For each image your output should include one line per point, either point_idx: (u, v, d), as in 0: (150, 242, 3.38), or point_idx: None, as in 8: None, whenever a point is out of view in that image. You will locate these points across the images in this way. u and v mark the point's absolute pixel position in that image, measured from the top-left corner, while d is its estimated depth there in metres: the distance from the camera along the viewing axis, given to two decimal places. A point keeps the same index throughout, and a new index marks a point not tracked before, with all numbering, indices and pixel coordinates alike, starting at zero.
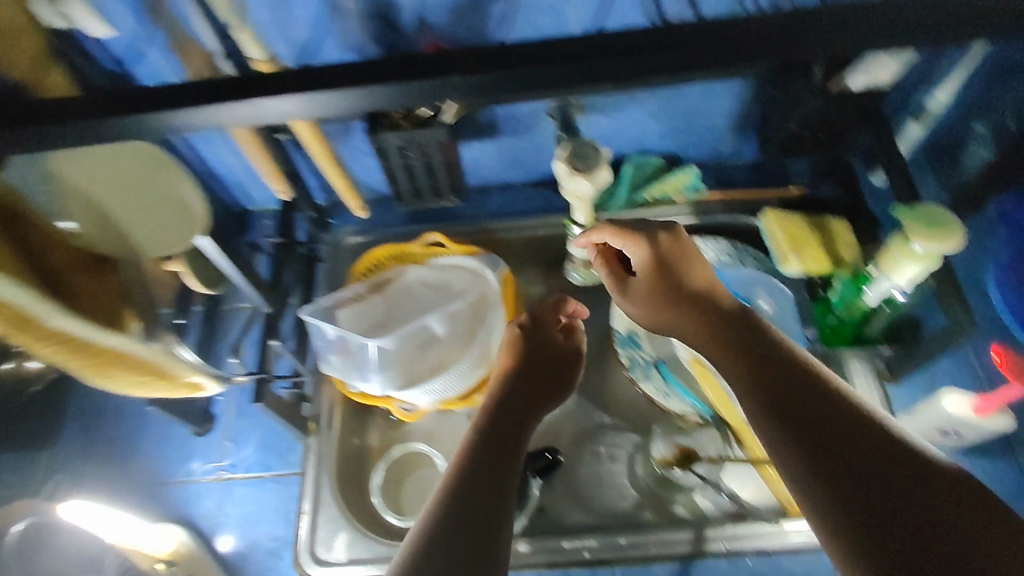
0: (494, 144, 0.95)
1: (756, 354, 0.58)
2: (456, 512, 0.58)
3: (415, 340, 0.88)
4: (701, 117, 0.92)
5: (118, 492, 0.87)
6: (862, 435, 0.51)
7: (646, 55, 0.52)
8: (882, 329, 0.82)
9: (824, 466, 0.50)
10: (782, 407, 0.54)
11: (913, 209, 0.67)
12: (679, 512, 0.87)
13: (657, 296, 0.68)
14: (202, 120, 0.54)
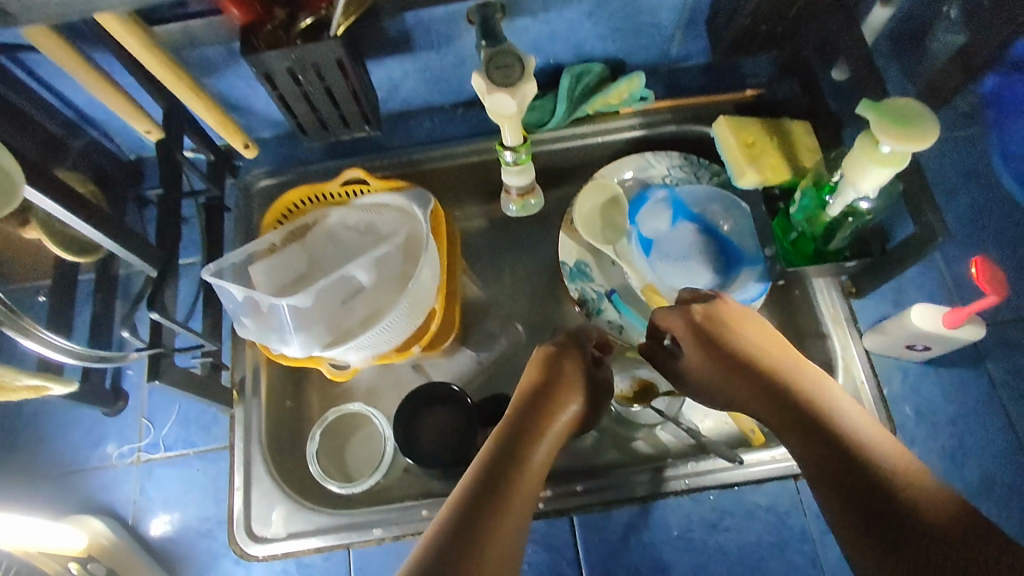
0: (410, 61, 0.82)
1: (794, 397, 0.58)
2: (459, 520, 0.52)
3: (337, 292, 0.80)
4: (642, 14, 0.80)
5: (28, 484, 0.79)
6: (914, 484, 0.49)
7: None
8: (845, 242, 0.74)
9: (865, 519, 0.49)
10: (819, 456, 0.53)
11: (882, 105, 0.59)
12: (640, 447, 0.82)
13: (712, 359, 0.65)
14: None
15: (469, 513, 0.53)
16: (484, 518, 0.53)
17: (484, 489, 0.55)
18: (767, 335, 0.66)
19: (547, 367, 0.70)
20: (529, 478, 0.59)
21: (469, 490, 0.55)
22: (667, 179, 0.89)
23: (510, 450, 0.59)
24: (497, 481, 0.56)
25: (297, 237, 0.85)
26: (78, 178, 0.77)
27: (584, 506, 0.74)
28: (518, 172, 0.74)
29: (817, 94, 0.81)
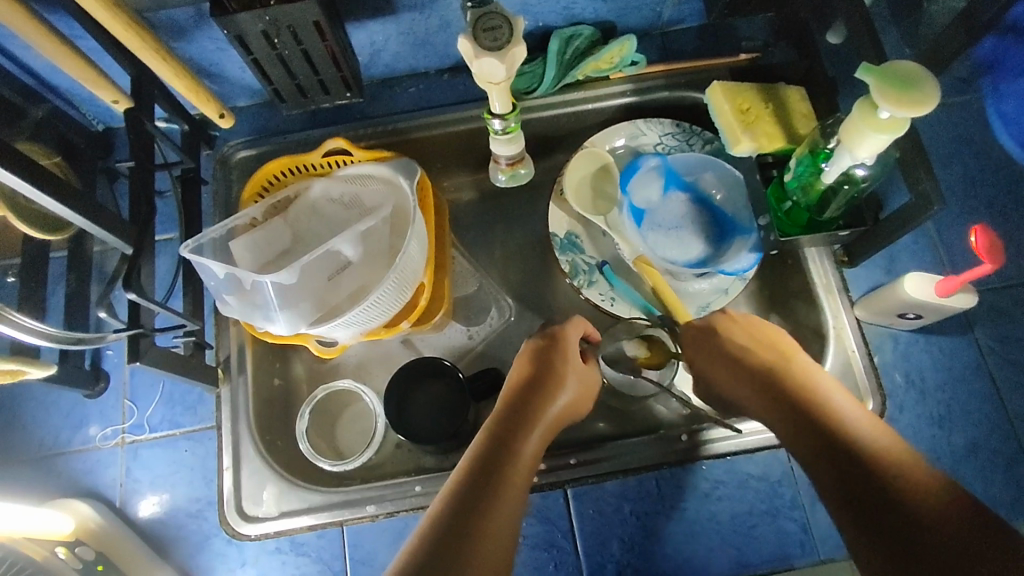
0: (392, 23, 0.79)
1: (790, 399, 0.58)
2: (445, 525, 0.53)
3: (323, 267, 0.77)
4: None
5: (8, 470, 0.77)
6: (915, 485, 0.49)
7: None
8: (839, 212, 0.73)
9: (864, 519, 0.49)
10: (818, 459, 0.54)
11: (883, 69, 0.57)
12: (632, 419, 0.82)
13: (716, 360, 0.66)
14: None
15: (458, 515, 0.53)
16: (474, 521, 0.53)
17: (471, 494, 0.55)
18: (763, 334, 0.66)
19: (534, 361, 0.69)
20: (518, 477, 0.58)
21: (455, 495, 0.55)
22: (659, 147, 0.87)
23: (498, 449, 0.59)
24: (488, 482, 0.56)
25: (280, 210, 0.83)
26: (43, 152, 0.73)
27: (577, 478, 0.76)
28: (507, 141, 0.71)
29: (814, 58, 0.79)
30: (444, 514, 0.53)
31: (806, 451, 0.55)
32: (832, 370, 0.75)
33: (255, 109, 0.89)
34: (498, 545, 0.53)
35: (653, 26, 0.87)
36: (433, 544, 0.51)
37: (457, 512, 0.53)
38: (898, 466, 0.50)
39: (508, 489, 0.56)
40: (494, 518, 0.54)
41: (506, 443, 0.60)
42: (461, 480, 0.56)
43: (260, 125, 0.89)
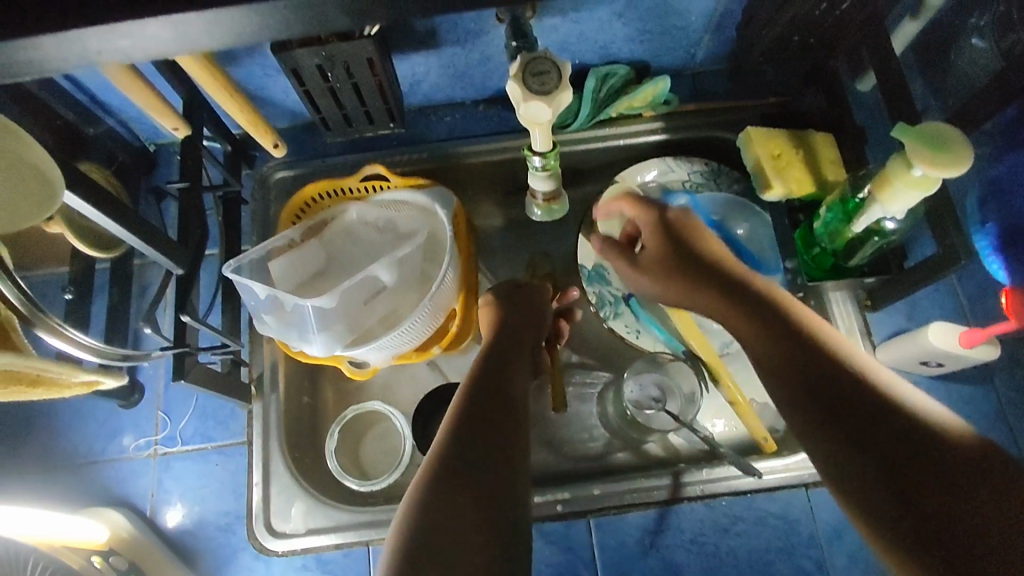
0: (435, 56, 0.81)
1: (781, 318, 0.55)
2: (449, 471, 0.53)
3: (360, 291, 0.79)
4: (673, 18, 0.79)
5: (43, 477, 0.79)
6: (825, 390, 0.50)
7: None
8: (864, 260, 0.76)
9: (839, 442, 0.48)
10: (780, 353, 0.53)
11: (917, 128, 0.59)
12: (652, 449, 0.83)
13: (666, 260, 0.65)
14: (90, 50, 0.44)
15: (462, 458, 0.54)
16: (481, 466, 0.54)
17: (471, 440, 0.55)
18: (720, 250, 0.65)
19: (504, 305, 0.72)
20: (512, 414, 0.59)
21: (451, 443, 0.55)
22: (687, 184, 0.88)
23: (485, 390, 0.60)
24: (481, 428, 0.57)
25: (316, 232, 0.84)
26: (101, 171, 0.75)
27: (601, 507, 0.78)
28: (545, 178, 0.73)
29: (843, 106, 0.81)
30: (443, 464, 0.54)
31: (776, 360, 0.53)
32: None
33: (295, 131, 0.91)
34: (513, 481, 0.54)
35: (686, 66, 0.89)
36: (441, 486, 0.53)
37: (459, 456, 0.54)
38: (857, 373, 0.50)
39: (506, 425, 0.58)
40: (502, 455, 0.55)
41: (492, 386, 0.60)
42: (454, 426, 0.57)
43: (298, 147, 0.91)
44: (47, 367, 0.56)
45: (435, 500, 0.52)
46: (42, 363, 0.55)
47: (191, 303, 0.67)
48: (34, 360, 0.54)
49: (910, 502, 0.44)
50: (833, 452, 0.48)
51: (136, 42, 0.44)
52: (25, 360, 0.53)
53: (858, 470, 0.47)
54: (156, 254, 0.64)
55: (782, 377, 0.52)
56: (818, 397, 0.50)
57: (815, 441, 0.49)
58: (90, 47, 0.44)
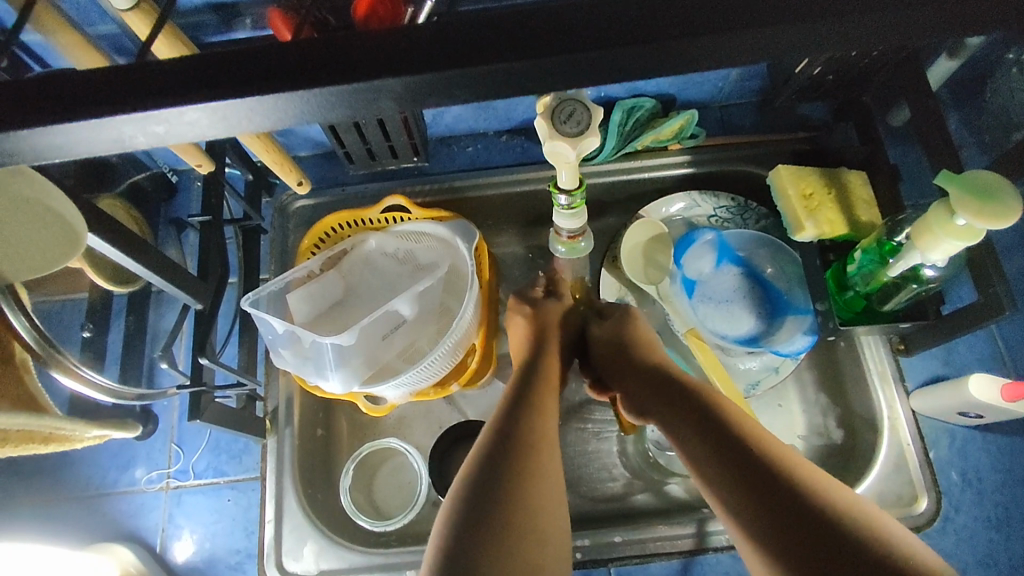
0: (468, 109, 0.84)
1: (720, 425, 0.53)
2: (482, 489, 0.49)
3: (379, 328, 0.77)
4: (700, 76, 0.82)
5: (53, 509, 0.78)
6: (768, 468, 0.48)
7: (816, 35, 0.32)
8: (899, 305, 0.73)
9: (769, 512, 0.46)
10: (719, 446, 0.51)
11: (963, 176, 0.57)
12: (674, 491, 0.81)
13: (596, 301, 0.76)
14: (100, 145, 0.31)
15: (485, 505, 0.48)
16: (510, 509, 0.48)
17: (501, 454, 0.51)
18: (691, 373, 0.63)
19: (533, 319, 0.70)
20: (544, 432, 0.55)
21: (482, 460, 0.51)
22: (713, 220, 0.86)
23: (510, 418, 0.54)
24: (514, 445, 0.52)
25: (335, 264, 0.82)
26: (122, 204, 0.75)
27: (624, 556, 0.76)
28: (570, 216, 0.70)
29: (877, 143, 0.78)
30: (475, 487, 0.50)
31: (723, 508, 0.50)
32: (885, 464, 0.74)
33: (316, 159, 0.91)
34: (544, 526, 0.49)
35: (713, 99, 0.88)
36: (465, 539, 0.47)
37: (484, 504, 0.48)
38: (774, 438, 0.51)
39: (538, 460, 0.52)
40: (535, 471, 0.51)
41: (516, 411, 0.55)
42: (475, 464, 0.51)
43: (318, 175, 0.90)
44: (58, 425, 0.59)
45: (471, 522, 0.48)
46: (55, 421, 0.58)
47: (209, 344, 0.66)
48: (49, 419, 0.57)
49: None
50: (764, 536, 0.46)
51: (167, 128, 0.31)
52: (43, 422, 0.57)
53: (773, 530, 0.46)
54: (181, 293, 0.63)
55: (723, 470, 0.50)
56: (753, 470, 0.48)
57: (740, 514, 0.48)
58: (121, 139, 0.31)
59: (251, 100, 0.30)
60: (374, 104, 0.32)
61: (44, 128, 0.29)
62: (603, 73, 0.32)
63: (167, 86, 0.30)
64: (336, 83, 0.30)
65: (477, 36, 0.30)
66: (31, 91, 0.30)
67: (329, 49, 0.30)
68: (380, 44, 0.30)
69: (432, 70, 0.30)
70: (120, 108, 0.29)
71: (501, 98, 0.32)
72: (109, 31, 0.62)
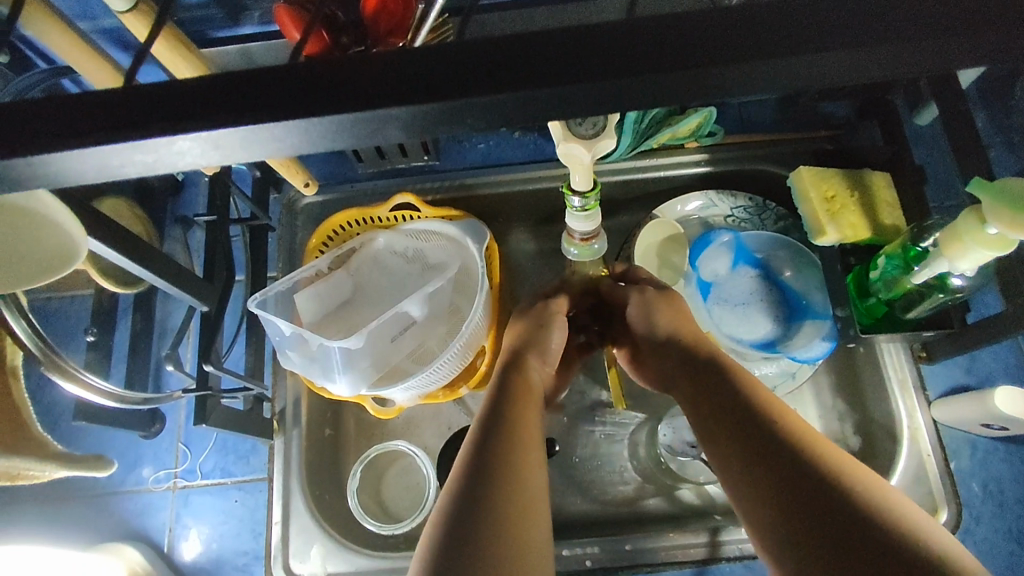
0: None
1: (724, 391, 0.55)
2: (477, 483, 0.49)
3: (388, 330, 0.75)
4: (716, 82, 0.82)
5: (62, 508, 0.78)
6: (765, 430, 0.50)
7: (860, 62, 0.29)
8: (923, 314, 0.70)
9: (776, 474, 0.47)
10: (724, 409, 0.54)
11: (994, 184, 0.54)
12: (685, 496, 0.79)
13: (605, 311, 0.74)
14: (84, 173, 0.29)
15: (470, 516, 0.47)
16: (499, 517, 0.47)
17: (495, 456, 0.51)
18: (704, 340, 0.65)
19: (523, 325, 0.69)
20: (533, 445, 0.54)
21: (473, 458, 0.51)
22: (729, 221, 0.83)
23: (506, 415, 0.55)
24: (509, 453, 0.51)
25: (344, 262, 0.80)
26: (126, 205, 0.74)
27: (635, 564, 0.75)
28: (584, 218, 0.68)
29: (903, 144, 0.76)
30: (467, 483, 0.49)
31: (732, 480, 0.50)
32: (904, 473, 0.72)
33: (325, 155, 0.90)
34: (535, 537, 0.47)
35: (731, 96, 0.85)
36: (457, 538, 0.46)
37: (474, 510, 0.47)
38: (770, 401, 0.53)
39: (529, 471, 0.51)
40: (529, 481, 0.50)
41: (509, 419, 0.55)
42: (462, 479, 0.50)
43: (326, 171, 0.89)
44: (28, 467, 0.56)
45: (464, 517, 0.47)
46: (25, 463, 0.56)
47: (215, 350, 0.65)
48: (18, 462, 0.55)
49: (813, 521, 0.44)
50: (771, 500, 0.47)
51: (155, 158, 0.29)
52: (8, 461, 0.55)
53: (767, 479, 0.48)
54: (186, 296, 0.62)
55: (732, 437, 0.51)
56: (766, 442, 0.49)
57: (742, 469, 0.50)
58: (110, 164, 0.29)
59: (251, 128, 0.28)
60: (383, 132, 0.30)
61: (27, 158, 0.28)
62: (629, 100, 0.30)
63: (159, 112, 0.28)
64: (343, 111, 0.28)
65: (500, 58, 0.29)
66: (15, 116, 0.28)
67: (342, 69, 0.29)
68: (394, 67, 0.29)
69: (452, 94, 0.28)
70: (108, 137, 0.28)
71: (524, 123, 0.31)
72: (110, 25, 0.61)
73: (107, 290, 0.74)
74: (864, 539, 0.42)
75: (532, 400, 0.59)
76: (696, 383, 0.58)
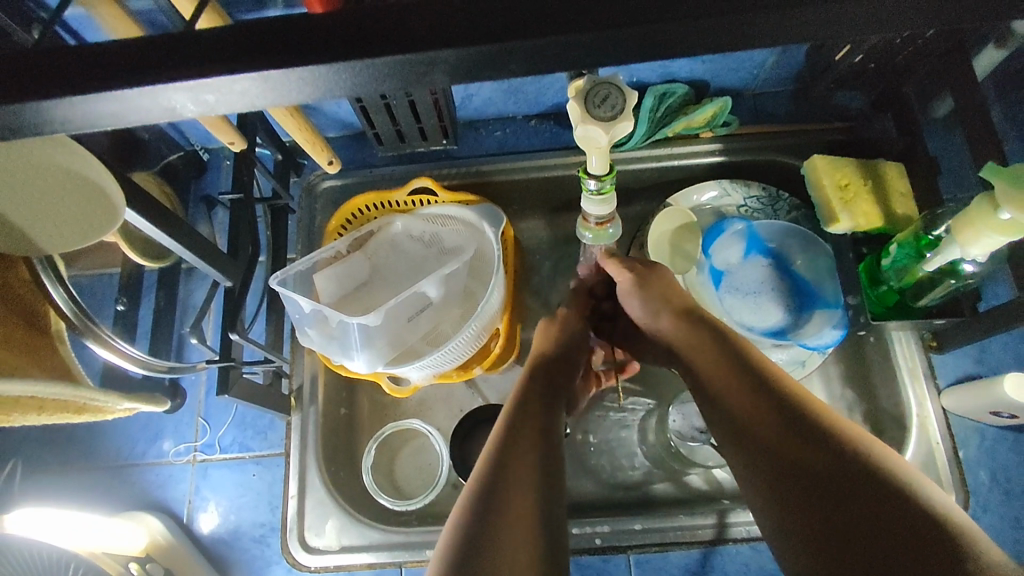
0: (500, 97, 0.86)
1: (730, 376, 0.55)
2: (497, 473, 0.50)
3: (404, 310, 0.77)
4: (733, 68, 0.81)
5: (87, 478, 0.80)
6: (772, 413, 0.50)
7: (876, 14, 0.31)
8: (934, 301, 0.71)
9: (787, 459, 0.47)
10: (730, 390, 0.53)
11: (1009, 169, 0.55)
12: (693, 482, 0.80)
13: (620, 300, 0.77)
14: (146, 114, 0.31)
15: (491, 513, 0.47)
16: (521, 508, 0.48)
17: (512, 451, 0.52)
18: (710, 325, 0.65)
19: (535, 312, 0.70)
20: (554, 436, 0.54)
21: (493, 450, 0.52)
22: (742, 210, 0.84)
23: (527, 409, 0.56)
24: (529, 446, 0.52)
25: (361, 245, 0.82)
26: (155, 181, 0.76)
27: (643, 545, 0.76)
28: (599, 202, 0.69)
29: (917, 134, 0.76)
30: (489, 474, 0.50)
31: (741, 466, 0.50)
32: (914, 461, 0.73)
33: (345, 140, 0.91)
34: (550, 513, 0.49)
35: (746, 86, 0.86)
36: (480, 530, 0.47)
37: (497, 503, 0.48)
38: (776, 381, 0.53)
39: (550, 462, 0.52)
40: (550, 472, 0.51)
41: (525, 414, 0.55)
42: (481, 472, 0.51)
43: (345, 156, 0.90)
44: (93, 395, 0.58)
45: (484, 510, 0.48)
46: (90, 392, 0.57)
47: (240, 322, 0.67)
48: (85, 390, 0.57)
49: (822, 502, 0.44)
50: (782, 485, 0.46)
51: (218, 96, 0.31)
52: (77, 391, 0.56)
53: (775, 463, 0.47)
54: (215, 271, 0.64)
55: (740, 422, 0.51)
56: (774, 425, 0.49)
57: (749, 456, 0.49)
58: (168, 106, 0.31)
59: (300, 71, 0.30)
60: (429, 76, 0.32)
61: (98, 93, 0.30)
62: (652, 50, 0.32)
63: (217, 55, 0.30)
64: (389, 54, 0.30)
65: (531, 6, 0.30)
66: (87, 59, 0.30)
67: (386, 18, 0.30)
68: (431, 18, 0.30)
69: (486, 41, 0.30)
70: (175, 74, 0.30)
71: (552, 71, 0.32)
72: (146, 7, 0.62)
73: (133, 265, 0.76)
74: (873, 519, 0.42)
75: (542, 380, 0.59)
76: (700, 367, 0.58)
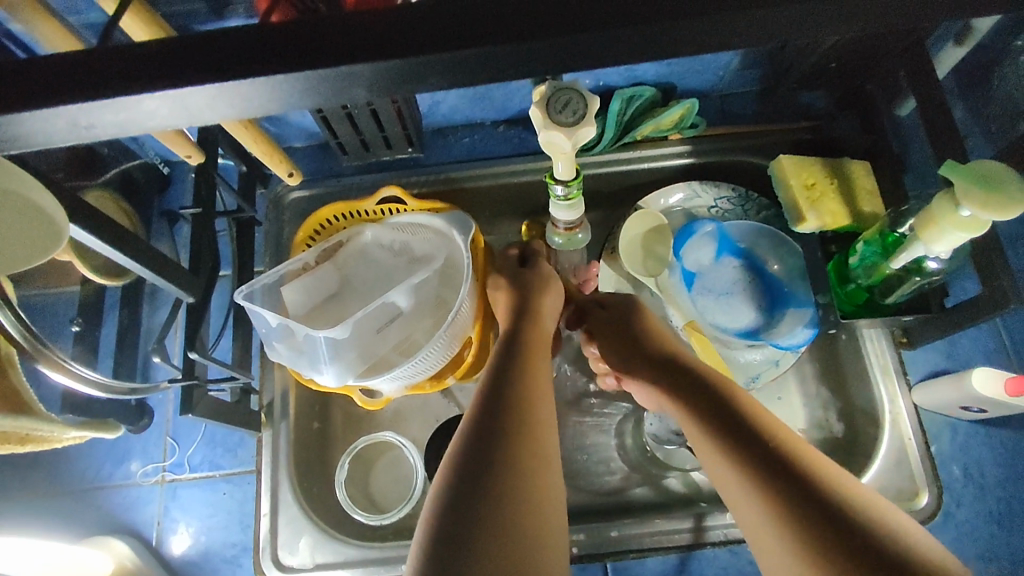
0: (466, 103, 0.85)
1: (709, 393, 0.55)
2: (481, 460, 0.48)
3: (374, 321, 0.75)
4: (698, 69, 0.81)
5: (50, 503, 0.78)
6: (752, 432, 0.50)
7: None
8: (902, 298, 0.71)
9: (768, 473, 0.47)
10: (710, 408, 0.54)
11: (967, 166, 0.55)
12: (672, 486, 0.80)
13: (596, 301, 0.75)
14: (64, 133, 0.35)
15: (476, 504, 0.46)
16: (506, 501, 0.46)
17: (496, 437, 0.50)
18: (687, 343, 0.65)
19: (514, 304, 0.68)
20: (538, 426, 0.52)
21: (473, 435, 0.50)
22: (713, 211, 0.85)
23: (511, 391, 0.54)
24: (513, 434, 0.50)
25: (330, 256, 0.80)
26: (111, 198, 0.74)
27: (621, 551, 0.75)
28: (567, 208, 0.68)
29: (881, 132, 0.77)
30: (472, 460, 0.48)
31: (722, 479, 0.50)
32: (887, 457, 0.73)
33: (311, 150, 0.90)
34: (550, 521, 0.48)
35: (712, 88, 0.86)
36: (462, 520, 0.45)
37: (480, 491, 0.46)
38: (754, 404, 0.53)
39: (536, 451, 0.50)
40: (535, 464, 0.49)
41: (511, 400, 0.53)
42: (462, 455, 0.49)
43: (312, 166, 0.89)
44: (35, 425, 0.59)
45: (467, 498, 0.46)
46: (31, 423, 0.58)
47: (199, 340, 0.66)
48: (25, 420, 0.57)
49: (802, 519, 0.44)
50: (763, 498, 0.46)
51: (127, 116, 0.34)
52: (14, 423, 0.57)
53: (756, 477, 0.48)
54: (174, 288, 0.62)
55: (721, 436, 0.51)
56: (754, 441, 0.50)
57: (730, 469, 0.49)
58: (86, 124, 0.34)
59: (215, 88, 0.33)
60: (350, 90, 0.35)
61: (21, 113, 0.33)
62: (562, 62, 0.36)
63: (132, 76, 0.33)
64: (311, 67, 0.33)
65: (452, 28, 0.34)
66: (13, 82, 0.33)
67: (312, 38, 0.34)
68: (356, 37, 0.34)
69: (407, 55, 0.33)
70: (96, 93, 0.33)
71: (478, 81, 0.36)
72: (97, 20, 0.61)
73: (92, 284, 0.74)
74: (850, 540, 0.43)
75: (532, 370, 0.57)
76: (680, 385, 0.58)
